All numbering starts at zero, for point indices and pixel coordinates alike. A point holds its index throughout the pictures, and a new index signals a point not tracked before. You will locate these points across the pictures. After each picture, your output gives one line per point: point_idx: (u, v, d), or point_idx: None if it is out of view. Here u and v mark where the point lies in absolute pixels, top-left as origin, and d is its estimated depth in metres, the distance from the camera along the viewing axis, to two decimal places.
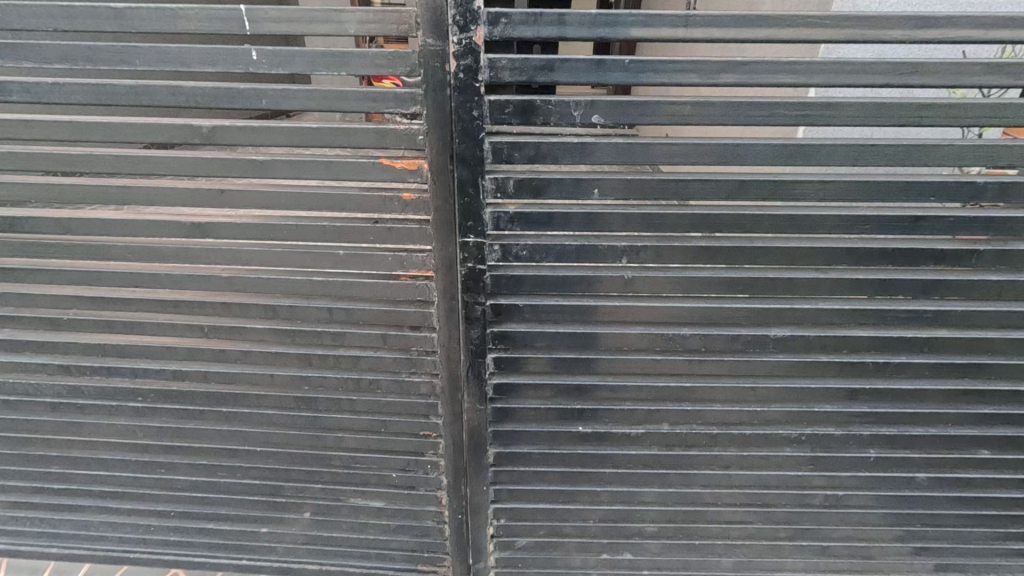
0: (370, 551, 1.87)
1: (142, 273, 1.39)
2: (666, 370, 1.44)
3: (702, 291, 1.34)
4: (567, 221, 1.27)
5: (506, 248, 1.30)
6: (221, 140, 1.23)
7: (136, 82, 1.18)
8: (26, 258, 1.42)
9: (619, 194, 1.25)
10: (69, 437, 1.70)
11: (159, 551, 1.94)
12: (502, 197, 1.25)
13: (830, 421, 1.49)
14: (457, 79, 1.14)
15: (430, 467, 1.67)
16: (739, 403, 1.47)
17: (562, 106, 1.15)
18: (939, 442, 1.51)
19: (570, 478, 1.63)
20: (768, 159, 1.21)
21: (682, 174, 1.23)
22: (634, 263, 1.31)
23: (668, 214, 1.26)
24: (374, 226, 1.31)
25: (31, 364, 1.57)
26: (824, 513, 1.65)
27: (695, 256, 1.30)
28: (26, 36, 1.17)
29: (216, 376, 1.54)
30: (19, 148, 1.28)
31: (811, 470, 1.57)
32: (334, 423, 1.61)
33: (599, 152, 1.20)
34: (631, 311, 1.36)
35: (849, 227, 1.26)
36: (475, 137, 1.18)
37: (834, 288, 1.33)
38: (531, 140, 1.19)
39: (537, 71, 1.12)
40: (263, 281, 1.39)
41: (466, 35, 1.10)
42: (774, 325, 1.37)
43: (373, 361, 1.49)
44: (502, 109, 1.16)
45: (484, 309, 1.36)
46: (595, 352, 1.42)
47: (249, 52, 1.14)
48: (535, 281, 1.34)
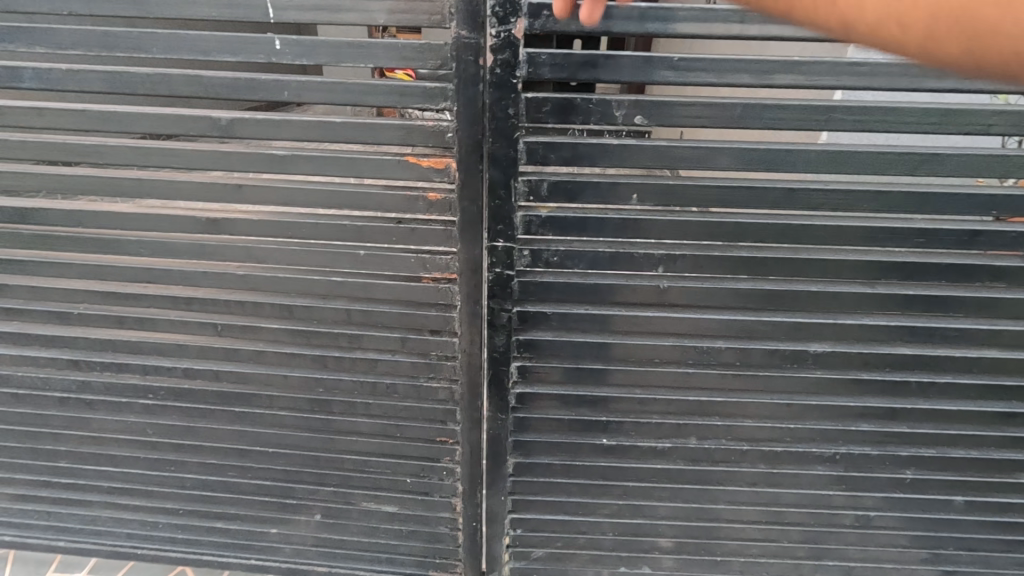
0: (380, 555, 1.83)
1: (154, 269, 1.35)
2: (697, 385, 1.42)
3: (743, 304, 1.32)
4: (603, 227, 1.24)
5: (536, 254, 1.27)
6: (240, 133, 1.18)
7: (153, 71, 1.12)
8: (36, 250, 1.37)
9: (658, 200, 1.22)
10: (79, 432, 1.66)
11: (166, 547, 1.91)
12: (535, 200, 1.21)
13: (867, 441, 1.49)
14: (492, 75, 1.08)
15: (444, 473, 1.63)
16: (774, 419, 1.47)
17: (603, 106, 1.11)
18: (978, 465, 1.50)
19: (590, 487, 1.59)
20: (817, 165, 1.19)
21: (731, 181, 1.20)
22: (671, 272, 1.29)
23: (708, 223, 1.23)
24: (397, 226, 1.25)
25: (40, 357, 1.53)
26: (849, 530, 1.61)
27: (738, 269, 1.28)
28: (40, 20, 1.12)
29: (229, 375, 1.50)
30: (30, 137, 1.23)
31: (839, 489, 1.56)
32: (348, 427, 1.56)
33: (640, 154, 1.17)
34: (666, 322, 1.34)
35: (897, 240, 1.24)
36: (510, 137, 1.13)
37: (883, 304, 1.31)
38: (568, 141, 1.15)
39: (579, 69, 1.07)
40: (281, 280, 1.34)
41: (505, 28, 1.04)
42: (815, 341, 1.36)
43: (390, 364, 1.44)
44: (539, 107, 1.11)
45: (510, 316, 1.32)
46: (623, 362, 1.40)
47: (273, 41, 1.09)
48: (564, 288, 1.31)
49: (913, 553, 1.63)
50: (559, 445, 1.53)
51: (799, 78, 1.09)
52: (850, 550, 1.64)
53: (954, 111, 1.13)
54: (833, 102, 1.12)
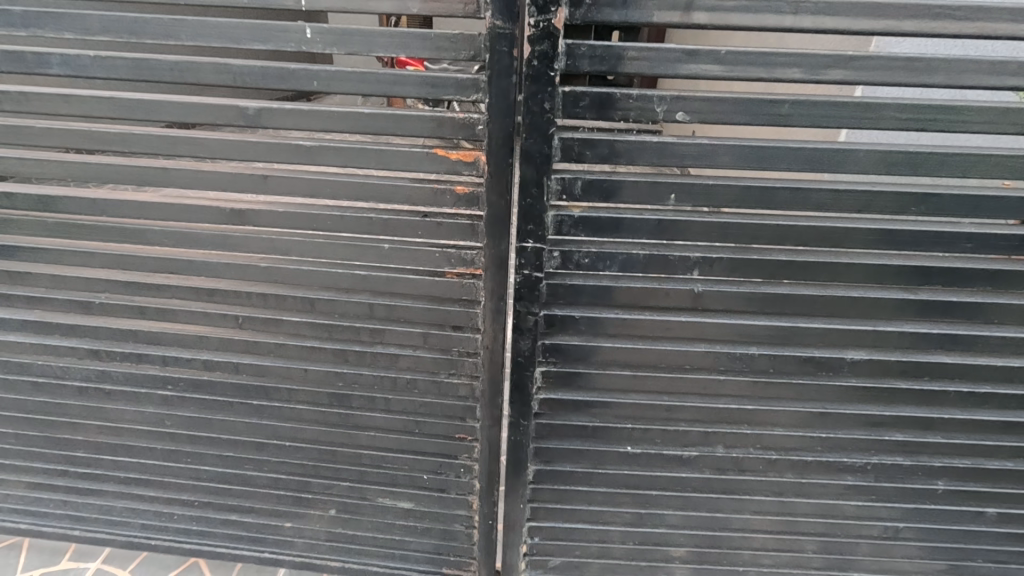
0: (394, 552, 1.83)
1: (178, 259, 1.34)
2: (726, 392, 1.43)
3: (777, 310, 1.33)
4: (639, 226, 1.24)
5: (566, 255, 1.27)
6: (267, 123, 1.17)
7: (181, 58, 1.11)
8: (59, 238, 1.36)
9: (695, 201, 1.22)
10: (96, 422, 1.66)
11: (180, 539, 1.92)
12: (568, 199, 1.21)
13: (899, 450, 1.48)
14: (528, 67, 1.06)
15: (462, 471, 1.62)
16: (802, 427, 1.46)
17: (643, 101, 1.10)
18: (1015, 477, 1.49)
19: (611, 494, 1.58)
20: (870, 165, 1.17)
21: (772, 180, 1.19)
22: (706, 276, 1.28)
23: (748, 225, 1.23)
24: (424, 220, 1.24)
25: (60, 347, 1.52)
26: (869, 536, 1.60)
27: (774, 274, 1.28)
28: (68, 5, 1.10)
29: (248, 368, 1.49)
30: (56, 124, 1.22)
31: (871, 501, 1.55)
32: (367, 422, 1.55)
33: (681, 152, 1.15)
34: (698, 328, 1.35)
35: (937, 243, 1.25)
36: (545, 132, 1.12)
37: (922, 310, 1.31)
38: (606, 139, 1.14)
39: (620, 61, 1.06)
40: (304, 273, 1.33)
41: (544, 17, 1.02)
42: (851, 348, 1.36)
43: (411, 360, 1.43)
44: (576, 102, 1.10)
45: (537, 320, 1.32)
46: (653, 367, 1.41)
47: (304, 29, 1.07)
48: (594, 289, 1.31)
49: (938, 565, 1.62)
50: (582, 451, 1.52)
51: (849, 74, 1.08)
52: (880, 562, 1.63)
53: (1003, 109, 1.12)
54: (884, 100, 1.11)
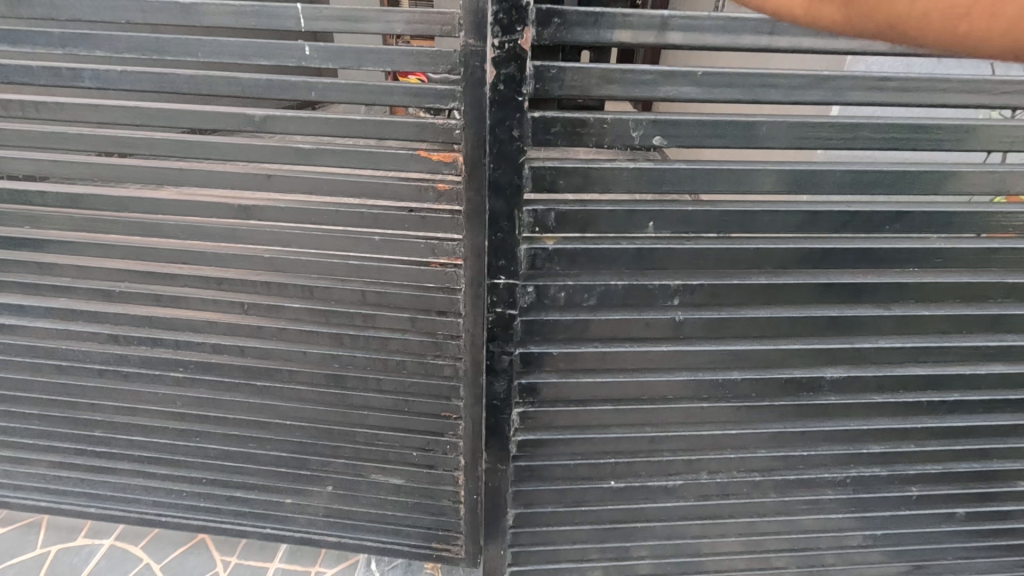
0: (386, 527, 1.98)
1: (190, 251, 1.49)
2: (711, 419, 1.61)
3: (728, 334, 1.50)
4: (616, 256, 1.38)
5: (540, 291, 1.41)
6: (272, 129, 1.33)
7: (196, 73, 1.27)
8: (83, 232, 1.52)
9: (674, 228, 1.38)
10: (114, 402, 1.81)
11: (188, 515, 2.07)
12: (541, 231, 1.35)
13: (873, 462, 1.72)
14: (497, 91, 1.17)
15: (448, 447, 1.76)
16: (783, 446, 1.68)
17: (621, 127, 1.25)
18: (977, 476, 1.76)
19: (593, 531, 1.77)
20: (846, 184, 1.34)
21: (751, 204, 1.35)
22: (685, 303, 1.45)
23: (726, 248, 1.38)
24: (410, 214, 1.39)
25: (84, 332, 1.68)
26: (820, 514, 1.78)
27: (754, 298, 1.45)
28: (100, 27, 1.26)
29: (253, 351, 1.64)
30: (86, 131, 1.37)
31: (848, 512, 1.79)
32: (361, 401, 1.70)
33: (665, 177, 1.32)
34: (682, 355, 1.51)
35: (912, 260, 1.43)
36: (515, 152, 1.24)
37: (897, 327, 1.51)
38: (579, 169, 1.29)
39: (589, 82, 1.20)
40: (304, 263, 1.48)
41: (510, 38, 1.12)
42: (830, 367, 1.56)
43: (401, 343, 1.57)
44: (547, 129, 1.24)
45: (513, 359, 1.47)
46: (633, 401, 1.57)
47: (302, 48, 1.23)
48: (571, 323, 1.45)
49: (909, 561, 1.90)
50: (563, 492, 1.69)
51: (803, 94, 1.24)
52: (860, 564, 1.89)
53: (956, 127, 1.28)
54: (860, 122, 1.27)
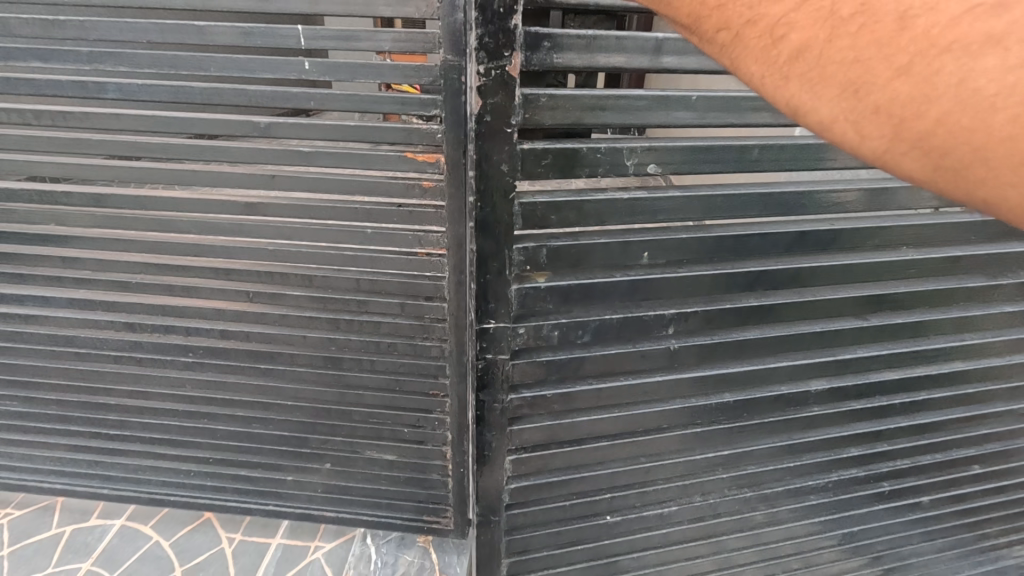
0: (380, 501, 2.15)
1: (202, 244, 1.66)
2: (702, 443, 1.81)
3: (712, 361, 1.68)
4: (612, 290, 1.53)
5: (536, 329, 1.55)
6: (275, 134, 1.49)
7: (209, 86, 1.43)
8: (103, 228, 1.68)
9: (668, 258, 1.53)
10: (129, 385, 1.96)
11: (196, 494, 2.23)
12: (533, 269, 1.49)
13: (854, 465, 1.94)
14: (485, 120, 1.31)
15: (436, 424, 1.92)
16: (776, 460, 1.88)
17: (614, 154, 1.40)
18: (940, 466, 2.00)
19: (593, 565, 1.96)
20: (829, 205, 1.53)
21: (742, 231, 1.52)
22: (680, 331, 1.62)
23: (714, 279, 1.55)
24: (398, 209, 1.56)
25: (102, 320, 1.83)
26: (781, 497, 1.94)
27: (746, 319, 1.63)
28: (124, 46, 1.43)
29: (257, 336, 1.80)
30: (108, 137, 1.53)
31: (827, 516, 2.01)
32: (357, 381, 1.86)
33: (660, 208, 1.48)
34: (679, 381, 1.69)
35: (880, 273, 1.63)
36: (503, 180, 1.38)
37: (869, 336, 1.72)
38: (573, 202, 1.43)
39: (581, 109, 1.34)
40: (304, 254, 1.65)
41: (496, 66, 1.26)
42: (815, 380, 1.76)
43: (391, 326, 1.74)
44: (538, 159, 1.37)
45: (508, 404, 1.63)
46: (628, 433, 1.75)
47: (303, 63, 1.40)
48: (566, 361, 1.61)
49: (881, 552, 2.15)
50: (561, 531, 1.87)
51: (773, 116, 1.43)
52: (838, 565, 2.14)
53: None
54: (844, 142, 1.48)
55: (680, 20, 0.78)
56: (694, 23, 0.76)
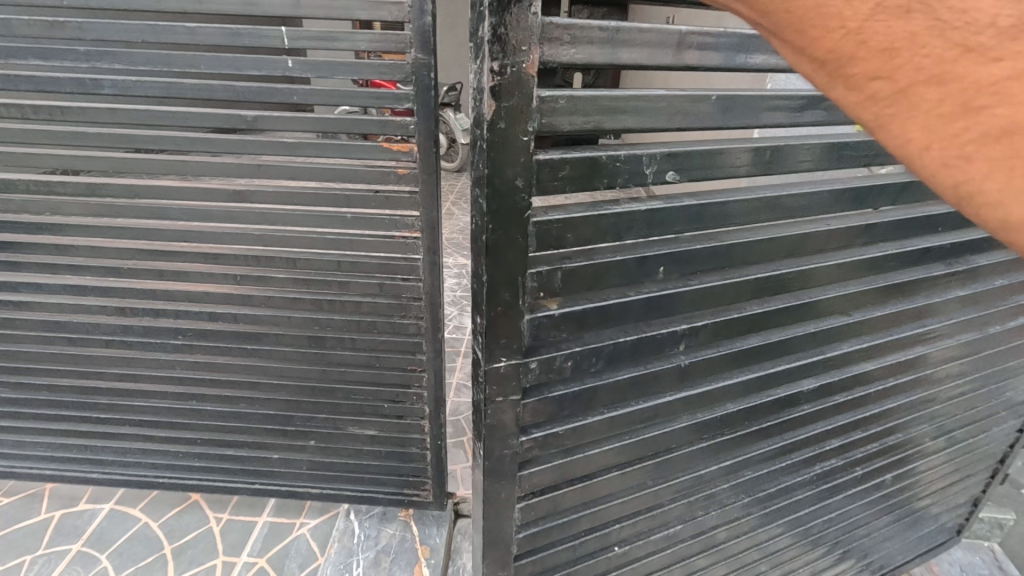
0: (362, 476, 2.28)
1: (191, 230, 1.78)
2: (726, 480, 1.38)
3: (728, 371, 1.19)
4: (624, 313, 1.01)
5: (545, 364, 1.00)
6: (262, 126, 1.62)
7: (200, 82, 1.57)
8: (97, 216, 1.79)
9: (686, 268, 1.04)
10: (119, 369, 2.06)
11: (183, 475, 2.32)
12: (545, 295, 0.95)
13: (876, 475, 1.68)
14: (496, 135, 0.80)
15: (415, 398, 2.06)
16: (810, 489, 1.54)
17: (635, 161, 0.91)
18: (944, 455, 1.84)
19: None
20: (865, 197, 1.15)
21: (763, 227, 1.08)
22: (693, 347, 1.12)
23: (738, 283, 1.08)
24: (375, 195, 1.70)
25: (94, 305, 1.93)
26: (807, 523, 1.65)
27: (767, 326, 1.17)
28: (120, 46, 1.55)
29: (245, 317, 1.92)
30: (104, 129, 1.65)
31: (840, 537, 1.80)
32: (339, 358, 1.99)
33: (674, 210, 0.98)
34: (692, 403, 1.19)
35: (910, 261, 1.27)
36: (517, 192, 0.85)
37: (898, 326, 1.37)
38: (588, 217, 0.91)
39: (605, 117, 0.86)
40: (288, 238, 1.78)
41: (511, 60, 0.76)
42: (807, 381, 1.32)
43: (370, 305, 1.88)
44: (555, 172, 0.87)
45: (512, 458, 1.07)
46: (643, 470, 1.23)
47: (286, 61, 1.53)
48: (572, 403, 1.06)
49: (880, 555, 2.05)
50: None
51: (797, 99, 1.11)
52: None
53: None
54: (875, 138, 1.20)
55: (801, 50, 0.51)
56: (831, 64, 0.49)
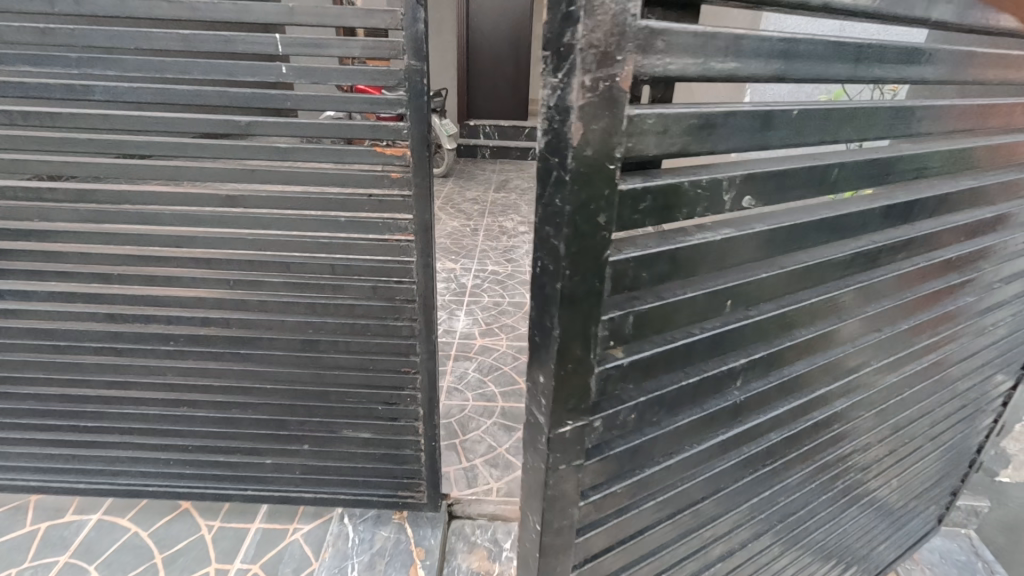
0: (356, 479, 2.28)
1: (183, 235, 1.78)
2: (767, 512, 1.30)
3: (776, 402, 1.11)
4: (689, 353, 0.89)
5: (609, 420, 0.86)
6: (255, 132, 1.63)
7: (193, 88, 1.58)
8: (86, 222, 1.78)
9: (749, 299, 0.92)
10: (108, 376, 2.04)
11: (173, 483, 2.30)
12: (614, 343, 0.81)
13: (885, 479, 1.69)
14: (580, 161, 0.66)
15: (409, 400, 2.08)
16: (833, 505, 1.52)
17: (716, 188, 0.78)
18: (938, 450, 1.90)
19: None
20: (911, 211, 1.08)
21: (819, 252, 0.98)
22: (748, 381, 1.02)
23: (794, 311, 0.99)
24: (369, 199, 1.73)
25: (82, 312, 1.92)
26: (828, 537, 1.63)
27: (814, 352, 1.09)
28: (111, 52, 1.56)
29: (238, 322, 1.93)
30: (95, 135, 1.65)
31: (851, 542, 1.81)
32: (333, 362, 2.00)
33: (745, 240, 0.85)
34: (743, 439, 1.09)
35: (939, 273, 1.23)
36: (602, 230, 0.71)
37: (920, 338, 1.34)
38: (664, 252, 0.78)
39: (696, 140, 0.72)
40: (282, 242, 1.79)
41: (604, 73, 0.63)
42: (839, 400, 1.25)
43: (364, 308, 1.90)
44: (637, 202, 0.72)
45: (570, 528, 0.92)
46: (695, 514, 1.12)
47: (280, 67, 1.55)
48: (632, 455, 0.93)
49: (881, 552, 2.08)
50: None
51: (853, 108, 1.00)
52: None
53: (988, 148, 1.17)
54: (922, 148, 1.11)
55: None
56: None
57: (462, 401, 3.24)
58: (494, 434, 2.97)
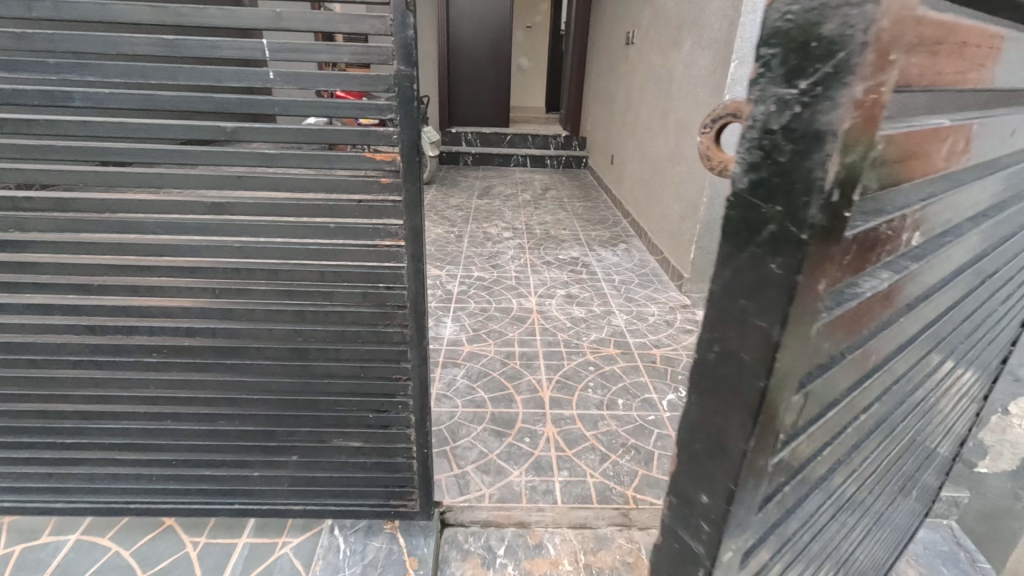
0: (346, 489, 2.25)
1: (166, 244, 1.74)
2: (851, 527, 1.41)
3: (873, 431, 1.20)
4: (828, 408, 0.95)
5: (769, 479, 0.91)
6: (241, 137, 1.60)
7: (177, 94, 1.54)
8: (65, 232, 1.73)
9: (873, 352, 0.98)
10: (87, 390, 1.98)
11: (157, 500, 2.23)
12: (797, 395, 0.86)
13: (923, 474, 1.83)
14: (839, 198, 0.69)
15: (400, 407, 2.06)
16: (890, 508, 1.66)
17: (898, 223, 0.85)
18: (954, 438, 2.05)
19: None
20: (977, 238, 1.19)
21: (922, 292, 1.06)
22: (859, 421, 1.10)
23: (897, 350, 1.07)
24: (359, 204, 1.71)
25: (60, 324, 1.86)
26: (880, 537, 1.77)
27: (902, 383, 1.19)
28: (91, 58, 1.52)
29: (223, 332, 1.89)
30: (74, 143, 1.61)
31: (893, 535, 1.95)
32: (322, 370, 1.98)
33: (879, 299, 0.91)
34: (847, 472, 1.17)
35: (982, 289, 1.36)
36: (826, 258, 0.73)
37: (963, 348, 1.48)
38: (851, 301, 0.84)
39: (902, 165, 0.78)
40: (270, 250, 1.76)
41: (872, 94, 0.65)
42: (909, 418, 1.37)
43: (355, 315, 1.88)
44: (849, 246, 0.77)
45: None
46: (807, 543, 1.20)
47: (268, 73, 1.52)
48: (779, 507, 0.99)
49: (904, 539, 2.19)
50: None
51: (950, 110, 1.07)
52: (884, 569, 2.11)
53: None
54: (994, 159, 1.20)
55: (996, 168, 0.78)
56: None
57: (451, 407, 3.22)
58: (485, 440, 2.95)
